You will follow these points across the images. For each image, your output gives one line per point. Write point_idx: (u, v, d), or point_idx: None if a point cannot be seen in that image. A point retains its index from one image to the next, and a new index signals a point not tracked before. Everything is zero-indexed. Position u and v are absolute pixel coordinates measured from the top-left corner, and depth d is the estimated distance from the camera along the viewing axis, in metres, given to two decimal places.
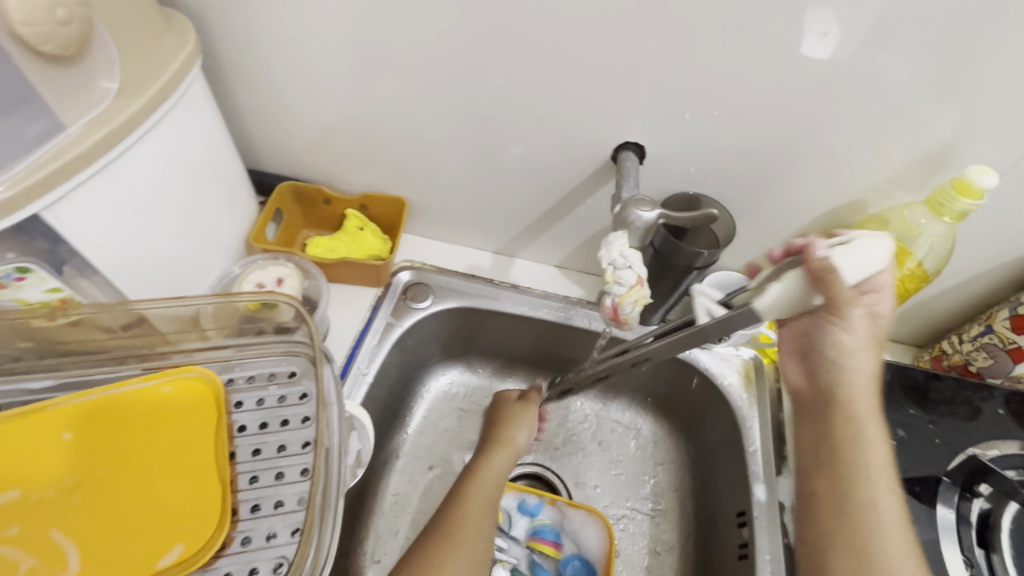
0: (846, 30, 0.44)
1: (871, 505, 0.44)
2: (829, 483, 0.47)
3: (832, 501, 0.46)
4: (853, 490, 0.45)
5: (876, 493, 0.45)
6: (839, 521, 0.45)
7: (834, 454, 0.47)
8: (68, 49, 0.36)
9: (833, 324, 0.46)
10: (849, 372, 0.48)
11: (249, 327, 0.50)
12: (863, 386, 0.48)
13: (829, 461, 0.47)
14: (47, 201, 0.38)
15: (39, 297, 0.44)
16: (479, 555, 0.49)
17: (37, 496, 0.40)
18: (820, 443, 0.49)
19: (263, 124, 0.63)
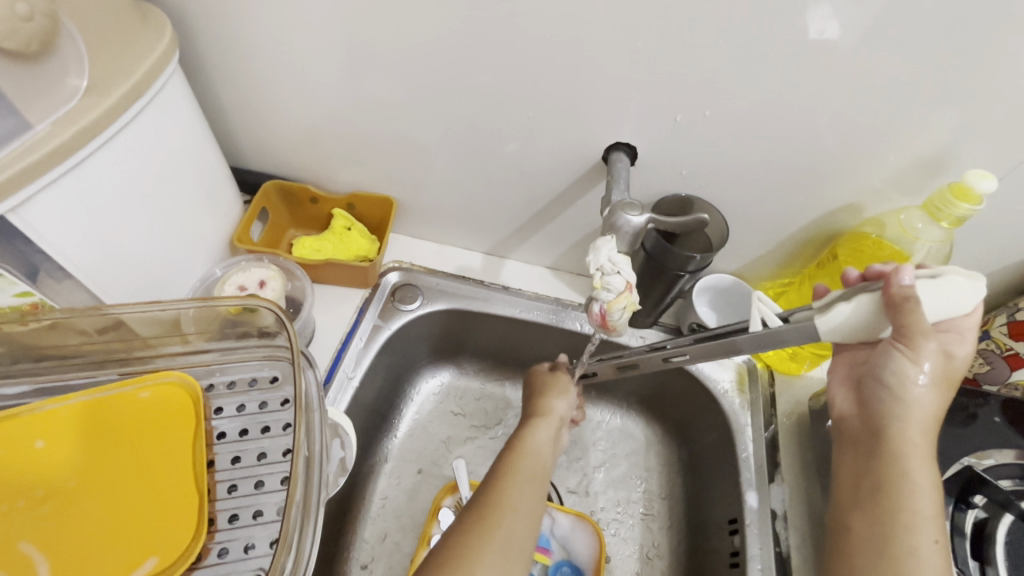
0: (843, 29, 0.43)
1: (907, 543, 0.40)
2: (868, 513, 0.42)
3: (872, 531, 0.41)
4: (891, 522, 0.41)
5: (923, 533, 0.40)
6: (872, 553, 0.41)
7: (879, 483, 0.42)
8: (32, 45, 0.35)
9: (900, 351, 0.40)
10: (909, 398, 0.42)
11: (231, 331, 0.48)
12: (921, 416, 0.42)
13: (873, 489, 0.42)
14: (11, 204, 0.37)
15: (9, 301, 0.43)
16: (530, 529, 0.43)
17: (7, 506, 0.39)
18: (866, 470, 0.43)
19: (248, 122, 0.61)
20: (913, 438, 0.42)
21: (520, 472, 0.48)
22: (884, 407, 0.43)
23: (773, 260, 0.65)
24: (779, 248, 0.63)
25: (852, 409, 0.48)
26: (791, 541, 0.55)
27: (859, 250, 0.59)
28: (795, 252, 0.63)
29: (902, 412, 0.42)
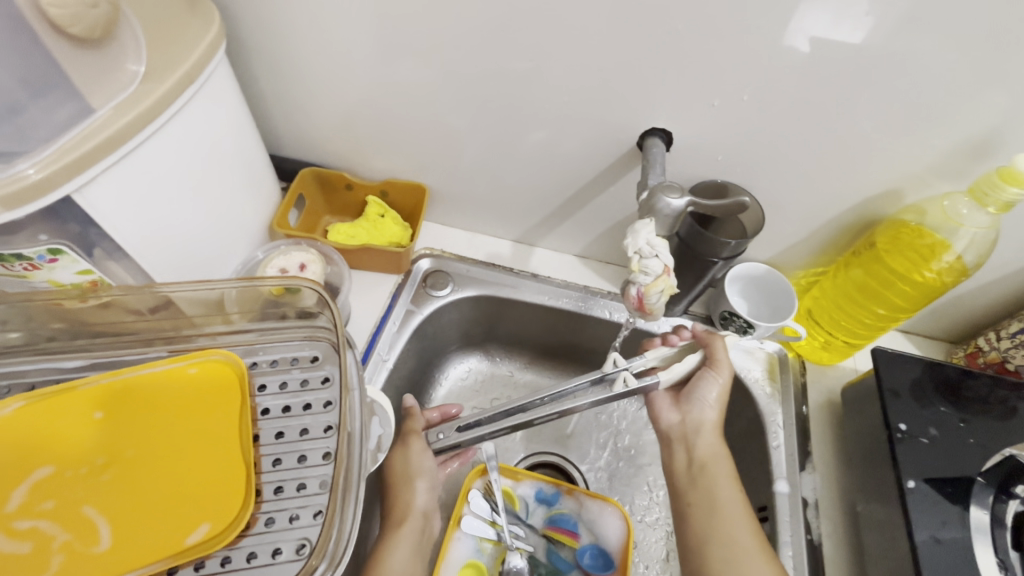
0: (891, 8, 0.42)
1: (726, 518, 0.51)
2: (698, 499, 0.53)
3: (701, 516, 0.52)
4: (716, 505, 0.52)
5: (738, 524, 0.51)
6: (712, 540, 0.50)
7: (699, 476, 0.54)
8: (94, 31, 0.37)
9: (711, 375, 0.56)
10: (705, 407, 0.56)
11: (272, 312, 0.52)
12: (714, 422, 0.56)
13: (695, 485, 0.54)
14: (76, 185, 0.39)
15: (71, 278, 0.45)
16: None
17: (71, 472, 0.41)
18: (690, 470, 0.55)
19: (286, 110, 0.63)
20: (709, 440, 0.56)
21: None
22: (693, 415, 0.57)
23: (806, 249, 0.64)
24: (813, 236, 0.62)
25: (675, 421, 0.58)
26: (823, 529, 0.56)
27: (898, 237, 0.58)
28: (829, 240, 0.62)
29: (703, 422, 0.56)
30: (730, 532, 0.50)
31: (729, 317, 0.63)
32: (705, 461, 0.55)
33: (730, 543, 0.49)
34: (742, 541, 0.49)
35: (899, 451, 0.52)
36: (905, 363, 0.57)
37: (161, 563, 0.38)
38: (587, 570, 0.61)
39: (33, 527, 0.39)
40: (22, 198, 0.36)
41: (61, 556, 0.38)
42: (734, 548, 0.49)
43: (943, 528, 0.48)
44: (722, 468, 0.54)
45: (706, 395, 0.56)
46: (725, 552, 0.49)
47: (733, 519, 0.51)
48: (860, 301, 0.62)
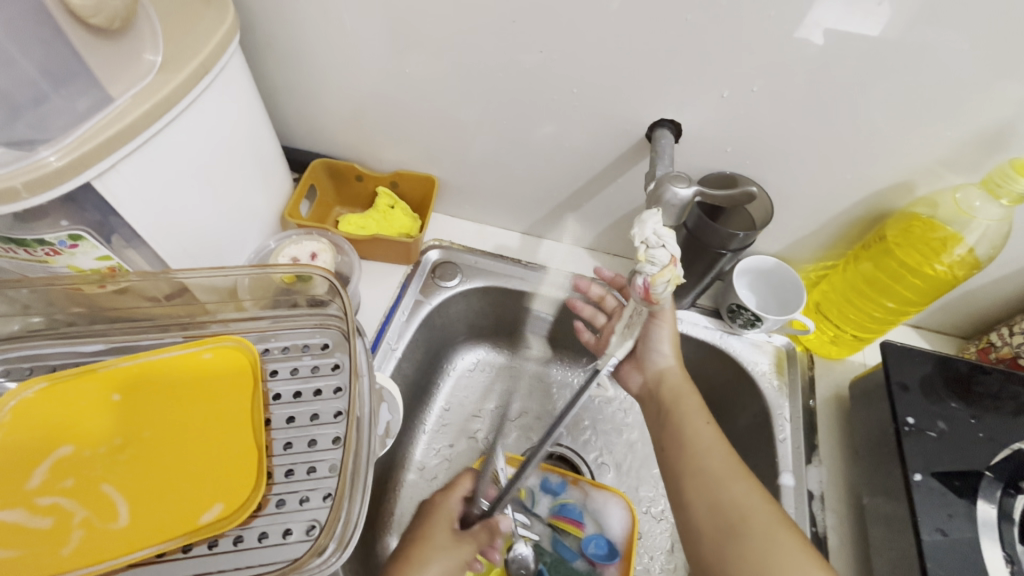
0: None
1: (704, 451, 0.50)
2: (671, 439, 0.53)
3: (674, 453, 0.52)
4: (686, 443, 0.51)
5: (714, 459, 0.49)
6: (689, 480, 0.49)
7: (671, 419, 0.54)
8: (115, 22, 0.38)
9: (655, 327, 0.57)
10: (661, 354, 0.58)
11: (283, 300, 0.52)
12: (675, 367, 0.57)
13: (671, 428, 0.53)
14: (96, 171, 0.40)
15: (91, 264, 0.46)
16: None
17: (90, 451, 0.42)
18: (663, 416, 0.55)
19: (298, 100, 0.63)
20: (678, 384, 0.56)
21: None
22: (653, 368, 0.58)
23: (816, 242, 0.64)
24: (822, 229, 0.62)
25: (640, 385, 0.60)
26: (829, 522, 0.56)
27: (910, 230, 0.58)
28: (838, 234, 0.62)
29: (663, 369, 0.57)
30: (702, 463, 0.49)
31: (737, 310, 0.63)
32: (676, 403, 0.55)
33: (706, 471, 0.49)
34: (716, 469, 0.49)
35: (906, 445, 0.52)
36: (915, 358, 0.57)
37: (174, 541, 0.39)
38: (593, 560, 0.61)
39: (54, 503, 0.40)
40: (42, 184, 0.37)
41: (80, 531, 0.39)
42: (713, 476, 0.48)
43: (950, 521, 0.48)
44: (695, 407, 0.54)
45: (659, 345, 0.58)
46: (700, 480, 0.49)
47: (711, 450, 0.50)
48: (869, 295, 0.62)
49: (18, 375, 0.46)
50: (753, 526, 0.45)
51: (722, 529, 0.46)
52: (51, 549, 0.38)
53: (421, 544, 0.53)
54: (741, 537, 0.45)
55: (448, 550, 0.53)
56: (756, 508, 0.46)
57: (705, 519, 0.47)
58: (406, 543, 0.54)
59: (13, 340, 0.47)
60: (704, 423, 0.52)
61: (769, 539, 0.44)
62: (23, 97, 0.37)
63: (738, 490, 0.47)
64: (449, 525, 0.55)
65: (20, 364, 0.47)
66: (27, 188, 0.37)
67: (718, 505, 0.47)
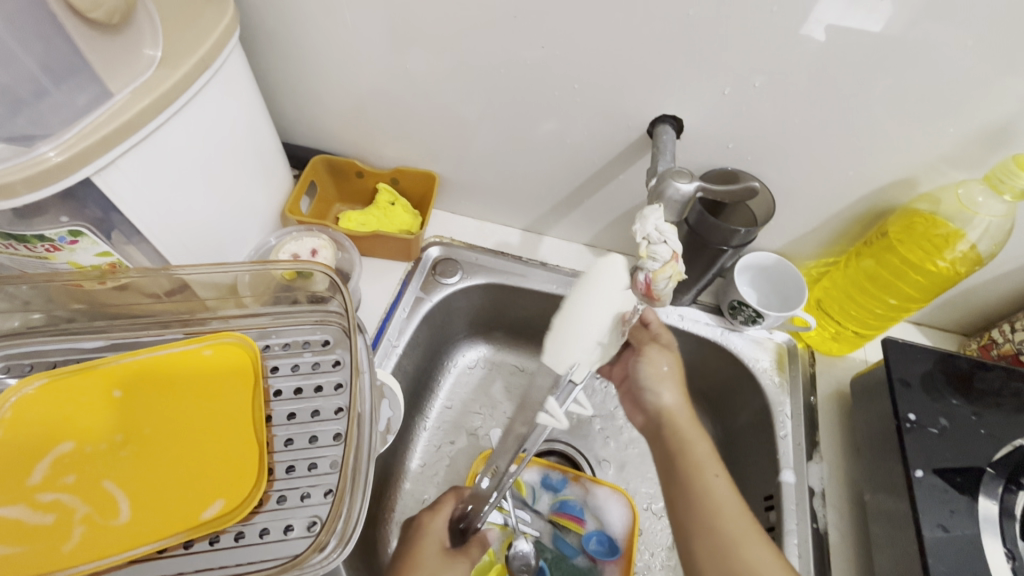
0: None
1: (716, 510, 0.45)
2: (678, 494, 0.48)
3: (683, 511, 0.47)
4: (694, 494, 0.47)
5: (727, 516, 0.45)
6: (698, 538, 0.45)
7: (678, 469, 0.49)
8: (114, 16, 0.38)
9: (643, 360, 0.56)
10: (661, 391, 0.54)
11: (284, 296, 0.52)
12: (678, 407, 0.53)
13: (679, 483, 0.48)
14: (97, 166, 0.40)
15: (91, 260, 0.46)
16: None
17: (91, 448, 0.42)
18: (671, 466, 0.49)
19: (297, 96, 0.63)
20: (684, 427, 0.52)
21: None
22: (653, 406, 0.55)
23: (818, 238, 0.64)
24: (824, 226, 0.62)
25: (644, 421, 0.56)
26: (829, 518, 0.56)
27: (911, 226, 0.57)
28: (840, 230, 0.62)
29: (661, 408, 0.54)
30: (717, 521, 0.45)
31: (738, 307, 0.63)
32: (685, 451, 0.49)
33: (721, 537, 0.44)
34: (733, 528, 0.44)
35: (908, 441, 0.52)
36: (916, 355, 0.57)
37: (175, 538, 0.39)
38: (594, 556, 0.61)
39: (55, 500, 0.40)
40: (42, 180, 0.37)
41: (81, 527, 0.39)
42: (728, 544, 0.44)
43: (951, 518, 0.48)
44: (705, 456, 0.49)
45: (657, 382, 0.55)
46: (713, 544, 0.44)
47: (724, 509, 0.45)
48: (871, 292, 0.62)
49: (19, 372, 0.47)
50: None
51: None
52: (53, 545, 0.38)
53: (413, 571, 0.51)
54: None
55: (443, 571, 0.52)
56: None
57: None
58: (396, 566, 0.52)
59: (13, 337, 0.48)
60: (717, 475, 0.47)
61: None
62: (24, 91, 0.37)
63: (755, 559, 0.43)
64: (439, 548, 0.53)
65: (21, 360, 0.47)
66: (27, 184, 0.37)
67: (734, 571, 0.43)
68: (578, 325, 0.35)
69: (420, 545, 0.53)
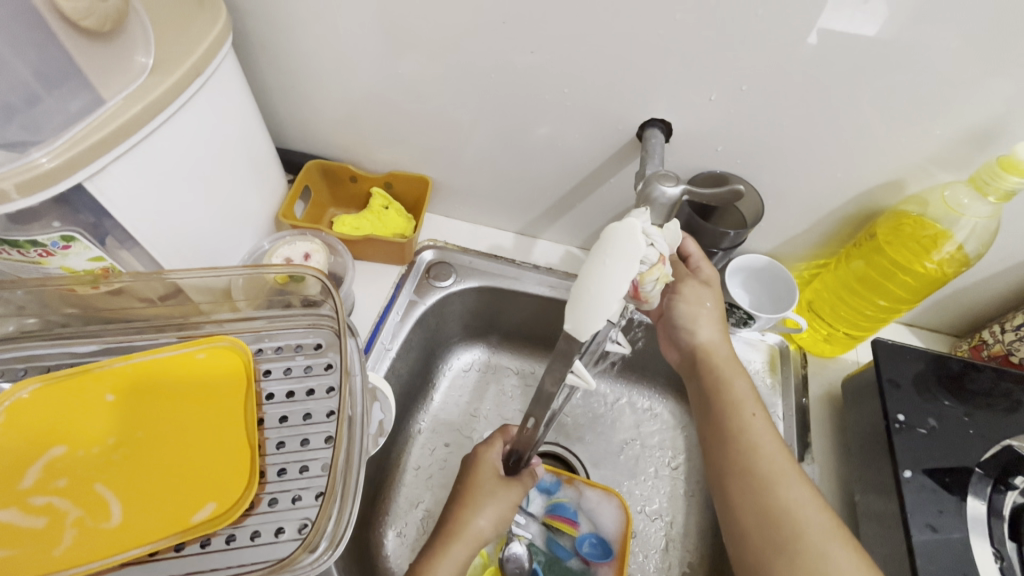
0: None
1: (753, 449, 0.49)
2: (717, 433, 0.51)
3: (724, 449, 0.50)
4: (733, 432, 0.50)
5: (765, 457, 0.48)
6: (734, 478, 0.48)
7: (717, 409, 0.52)
8: (106, 24, 0.39)
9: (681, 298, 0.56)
10: (702, 332, 0.56)
11: (277, 300, 0.53)
12: (715, 343, 0.55)
13: (720, 422, 0.51)
14: (90, 171, 0.40)
15: (83, 265, 0.46)
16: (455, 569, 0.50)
17: (83, 452, 0.43)
18: (711, 406, 0.53)
19: (291, 102, 0.64)
20: (723, 367, 0.54)
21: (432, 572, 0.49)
22: (690, 342, 0.57)
23: (808, 240, 0.64)
24: (815, 227, 0.62)
25: (680, 358, 0.58)
26: None
27: (899, 228, 0.58)
28: (830, 232, 0.62)
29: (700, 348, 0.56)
30: (754, 462, 0.48)
31: (731, 309, 0.63)
32: (723, 390, 0.52)
33: (758, 475, 0.47)
34: (772, 467, 0.47)
35: (897, 441, 0.52)
36: (906, 355, 0.57)
37: (167, 540, 0.40)
38: (588, 559, 0.61)
39: (47, 503, 0.40)
40: (35, 185, 0.38)
41: (73, 531, 0.39)
42: (765, 486, 0.47)
43: (940, 518, 0.48)
44: (745, 395, 0.52)
45: (699, 321, 0.56)
46: (749, 485, 0.47)
47: (760, 447, 0.49)
48: (861, 293, 0.62)
49: (12, 376, 0.46)
50: (805, 542, 0.44)
51: (773, 534, 0.45)
52: (45, 548, 0.39)
53: (469, 498, 0.54)
54: (792, 551, 0.44)
55: (499, 495, 0.54)
56: (809, 518, 0.45)
57: (751, 522, 0.46)
58: (456, 490, 0.56)
59: (7, 341, 0.48)
60: (754, 416, 0.51)
61: (825, 560, 0.43)
62: (15, 98, 0.37)
63: (791, 498, 0.46)
64: (495, 472, 0.56)
65: (15, 364, 0.47)
66: (19, 189, 0.37)
67: (769, 508, 0.46)
68: (601, 287, 0.36)
69: (477, 470, 0.56)
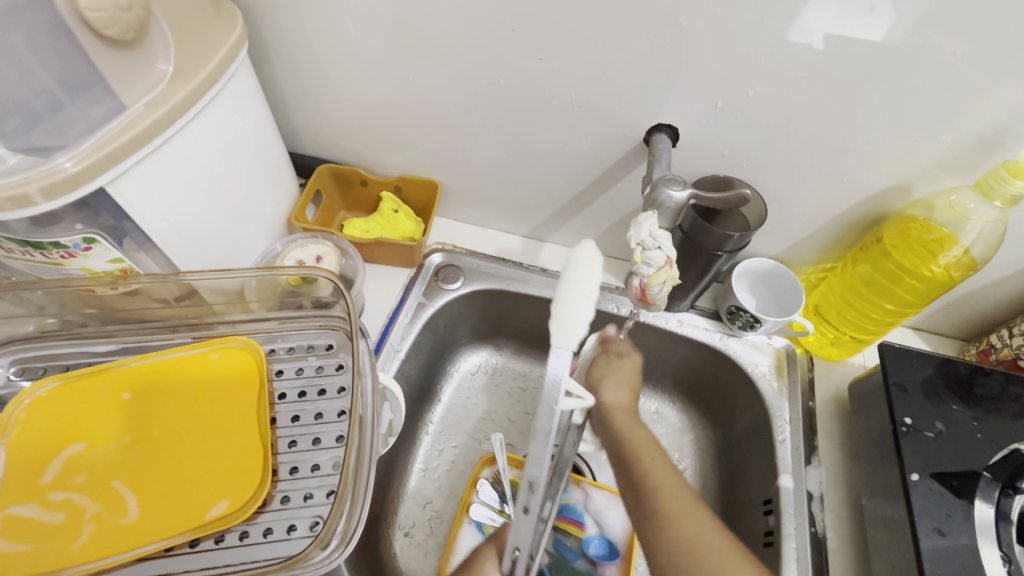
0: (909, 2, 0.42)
1: (653, 490, 0.44)
2: (624, 482, 0.47)
3: (631, 499, 0.46)
4: (637, 476, 0.46)
5: (665, 491, 0.44)
6: (641, 521, 0.44)
7: (621, 459, 0.49)
8: (129, 34, 0.40)
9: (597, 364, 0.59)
10: (606, 392, 0.55)
11: (289, 301, 0.54)
12: (621, 404, 0.54)
13: (624, 472, 0.48)
14: (110, 176, 0.41)
15: (104, 267, 0.47)
16: None
17: (100, 449, 0.44)
18: (617, 459, 0.49)
19: (304, 108, 0.65)
20: (624, 419, 0.52)
21: None
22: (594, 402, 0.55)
23: (815, 244, 0.64)
24: (821, 232, 0.62)
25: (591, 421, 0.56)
26: (828, 523, 0.56)
27: (906, 233, 0.58)
28: (837, 235, 0.62)
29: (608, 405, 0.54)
30: (658, 502, 0.44)
31: (736, 312, 0.64)
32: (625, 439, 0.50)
33: (664, 516, 0.43)
34: (677, 505, 0.43)
35: (904, 445, 0.52)
36: (914, 360, 0.57)
37: (181, 536, 0.40)
38: (594, 560, 0.61)
39: (66, 499, 0.41)
40: (58, 190, 0.39)
41: (91, 526, 0.40)
42: (668, 523, 0.42)
43: (948, 521, 0.48)
44: (644, 442, 0.49)
45: (604, 384, 0.56)
46: (655, 525, 0.43)
47: (663, 487, 0.44)
48: (868, 297, 0.62)
49: (32, 374, 0.49)
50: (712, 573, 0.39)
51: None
52: (64, 543, 0.39)
53: None
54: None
55: None
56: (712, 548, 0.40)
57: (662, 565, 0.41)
58: None
59: (25, 341, 0.49)
60: (655, 459, 0.47)
61: None
62: (39, 104, 0.39)
63: (693, 533, 0.41)
64: None
65: (34, 364, 0.49)
66: (42, 194, 0.38)
67: (676, 549, 0.41)
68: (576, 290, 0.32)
69: None
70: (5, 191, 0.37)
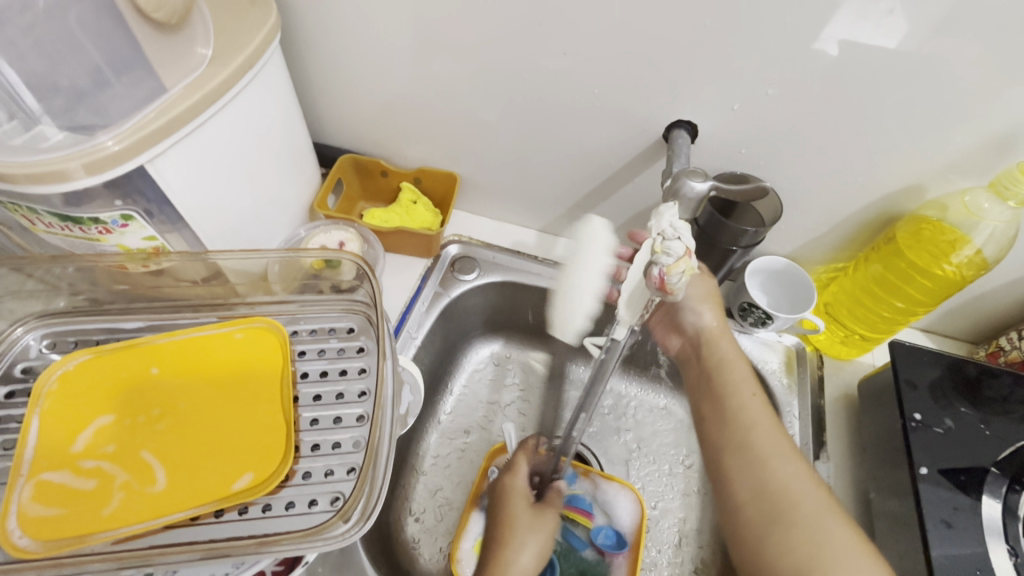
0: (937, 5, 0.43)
1: (752, 427, 0.51)
2: (715, 413, 0.54)
3: (720, 430, 0.52)
4: (731, 414, 0.52)
5: (761, 428, 0.51)
6: (725, 447, 0.51)
7: (716, 391, 0.55)
8: (173, 18, 0.41)
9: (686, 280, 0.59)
10: (706, 318, 0.58)
11: (311, 285, 0.55)
12: (719, 327, 0.58)
13: (717, 400, 0.54)
14: (149, 155, 0.43)
15: (137, 244, 0.49)
16: (541, 543, 0.57)
17: (129, 421, 0.45)
18: (710, 385, 0.56)
19: (328, 97, 0.66)
20: (726, 350, 0.57)
21: (514, 527, 0.57)
22: (691, 328, 0.59)
23: (828, 243, 0.65)
24: (833, 231, 0.63)
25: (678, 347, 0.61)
26: None
27: (919, 233, 0.59)
28: (850, 235, 0.63)
29: (707, 334, 0.58)
30: (750, 439, 0.50)
31: (748, 308, 0.64)
32: (723, 376, 0.55)
33: (752, 446, 0.50)
34: (767, 446, 0.49)
35: (913, 440, 0.53)
36: (926, 360, 0.58)
37: (208, 506, 0.41)
38: (603, 550, 0.62)
39: (97, 466, 0.43)
40: (103, 166, 0.40)
41: (121, 494, 0.42)
42: (762, 460, 0.49)
43: (955, 514, 0.49)
44: (744, 378, 0.55)
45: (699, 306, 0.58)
46: (746, 459, 0.49)
47: (757, 424, 0.51)
48: (879, 295, 0.63)
49: (63, 348, 0.49)
50: (803, 514, 0.45)
51: (766, 513, 0.46)
52: (94, 508, 0.41)
53: (511, 531, 0.57)
54: (787, 521, 0.45)
55: (534, 529, 0.58)
56: (804, 494, 0.46)
57: (745, 503, 0.48)
58: (495, 527, 0.58)
59: (57, 315, 0.50)
60: (753, 395, 0.53)
61: (819, 528, 0.45)
62: (86, 82, 0.40)
63: (786, 474, 0.48)
64: (526, 502, 0.60)
65: (66, 337, 0.50)
66: (86, 169, 0.40)
67: (763, 484, 0.48)
68: None
69: (510, 501, 0.60)
70: (49, 165, 0.39)
